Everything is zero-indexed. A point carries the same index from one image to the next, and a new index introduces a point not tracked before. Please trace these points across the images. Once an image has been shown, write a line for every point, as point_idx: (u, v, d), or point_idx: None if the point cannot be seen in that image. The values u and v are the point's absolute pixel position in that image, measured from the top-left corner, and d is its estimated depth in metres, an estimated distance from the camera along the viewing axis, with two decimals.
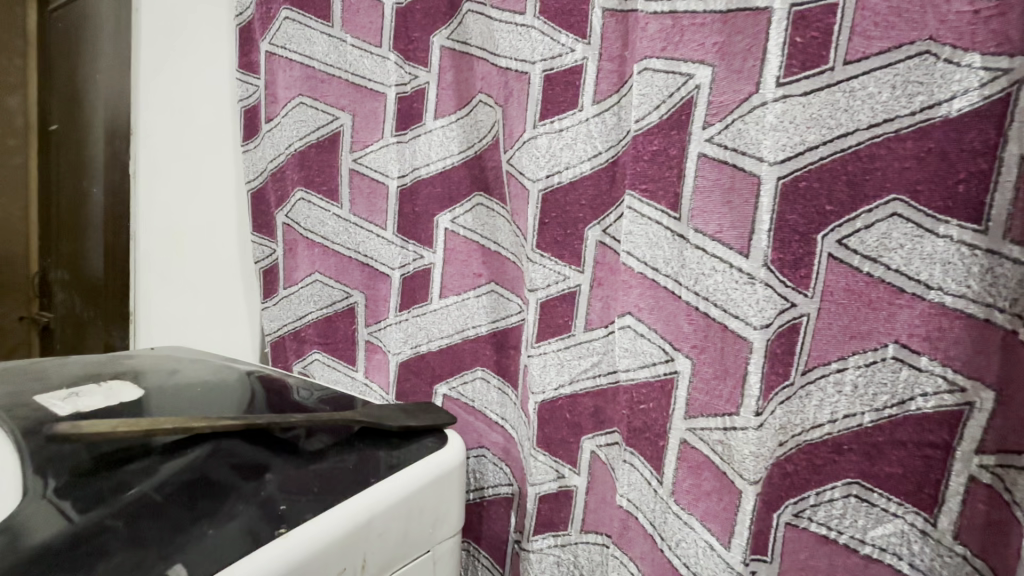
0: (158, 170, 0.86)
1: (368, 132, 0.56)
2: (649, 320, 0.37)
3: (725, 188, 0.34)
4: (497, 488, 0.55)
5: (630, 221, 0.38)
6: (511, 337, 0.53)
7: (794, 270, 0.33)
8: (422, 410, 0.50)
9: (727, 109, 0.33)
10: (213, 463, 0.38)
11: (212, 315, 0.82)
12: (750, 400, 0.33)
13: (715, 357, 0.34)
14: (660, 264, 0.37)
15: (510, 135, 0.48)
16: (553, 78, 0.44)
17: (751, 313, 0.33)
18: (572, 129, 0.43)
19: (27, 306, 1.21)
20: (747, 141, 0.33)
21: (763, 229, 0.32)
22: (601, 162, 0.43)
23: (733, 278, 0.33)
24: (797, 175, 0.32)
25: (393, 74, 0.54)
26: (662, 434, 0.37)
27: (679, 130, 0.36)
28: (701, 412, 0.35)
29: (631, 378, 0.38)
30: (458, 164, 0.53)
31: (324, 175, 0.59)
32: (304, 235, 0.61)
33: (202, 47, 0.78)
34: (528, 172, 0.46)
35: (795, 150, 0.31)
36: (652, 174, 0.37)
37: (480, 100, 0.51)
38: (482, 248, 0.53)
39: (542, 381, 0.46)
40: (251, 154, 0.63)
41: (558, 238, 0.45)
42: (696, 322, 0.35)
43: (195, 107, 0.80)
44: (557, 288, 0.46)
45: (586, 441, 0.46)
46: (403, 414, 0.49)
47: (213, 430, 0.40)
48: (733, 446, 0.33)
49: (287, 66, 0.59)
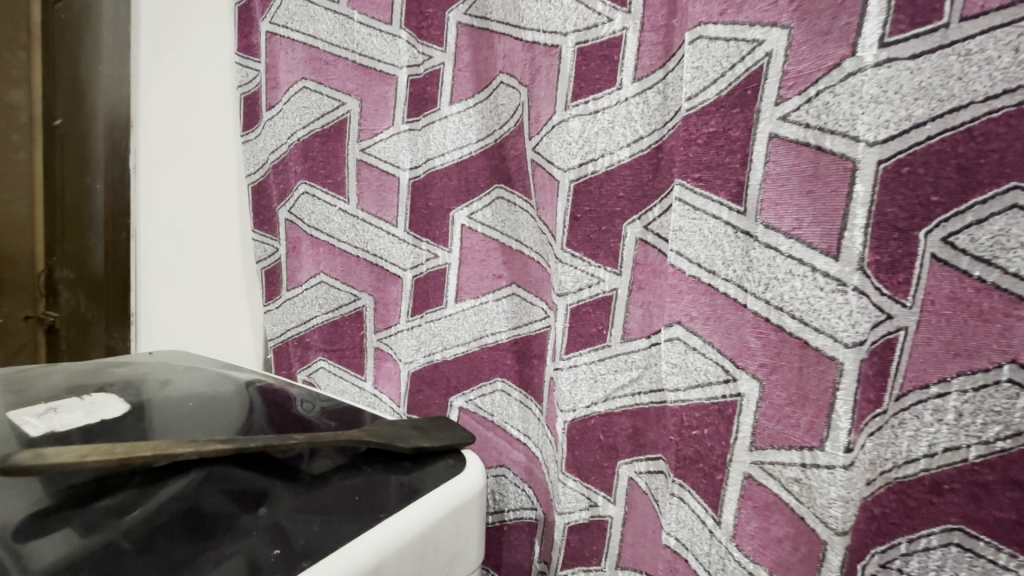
0: (158, 164, 0.82)
1: (377, 119, 0.51)
2: (704, 332, 0.31)
3: (804, 174, 0.28)
4: (519, 512, 0.50)
5: (679, 215, 0.32)
6: (534, 346, 0.48)
7: (891, 275, 0.27)
8: (437, 427, 0.45)
9: (806, 78, 0.27)
10: (205, 492, 0.34)
11: (213, 317, 0.78)
12: (839, 434, 0.27)
13: (789, 379, 0.29)
14: (718, 266, 0.31)
15: (538, 119, 0.42)
16: (587, 52, 0.38)
17: (841, 327, 0.27)
18: (609, 110, 0.38)
19: (33, 305, 1.17)
20: (836, 117, 0.26)
21: (855, 225, 0.26)
22: (643, 147, 0.37)
23: (816, 283, 0.27)
24: (901, 158, 0.25)
25: (404, 54, 0.49)
26: (719, 467, 0.31)
27: (742, 107, 0.30)
28: (771, 442, 0.29)
29: (679, 400, 0.32)
30: (477, 154, 0.48)
31: (329, 166, 0.54)
32: (308, 232, 0.56)
33: (200, 33, 0.73)
34: (558, 160, 0.40)
35: (900, 127, 0.25)
36: (708, 160, 0.31)
37: (501, 81, 0.46)
38: (503, 247, 0.48)
39: (572, 398, 0.41)
40: (250, 144, 0.58)
41: (592, 235, 0.40)
42: (765, 336, 0.29)
43: (194, 98, 0.75)
44: (590, 292, 0.40)
45: (623, 467, 0.40)
46: (416, 432, 0.44)
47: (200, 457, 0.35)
48: (812, 486, 0.28)
49: (289, 48, 0.54)
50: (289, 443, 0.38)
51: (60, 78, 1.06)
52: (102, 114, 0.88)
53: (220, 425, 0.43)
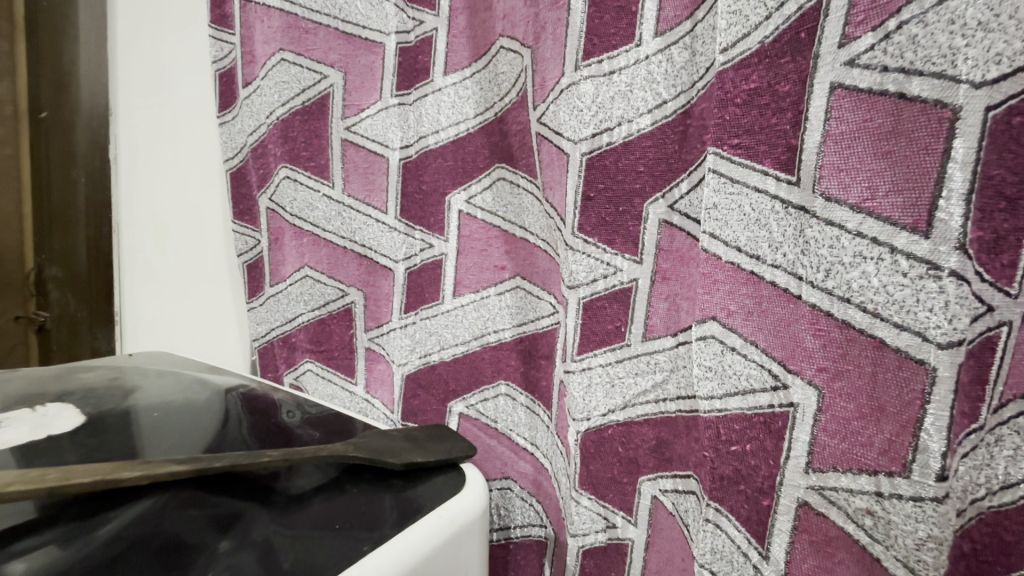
0: (139, 153, 0.77)
1: (363, 93, 0.46)
2: (745, 329, 0.26)
3: (879, 131, 0.22)
4: (526, 530, 0.45)
5: (713, 189, 0.26)
6: (541, 345, 0.43)
7: (993, 256, 0.21)
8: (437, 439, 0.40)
9: (882, 10, 0.21)
10: (170, 518, 0.30)
11: (198, 315, 0.73)
12: (930, 458, 0.21)
13: (858, 387, 0.23)
14: (763, 250, 0.25)
15: (543, 85, 0.37)
16: (600, 2, 0.33)
17: (932, 323, 0.21)
18: (627, 70, 0.32)
19: (24, 305, 1.12)
20: (927, 53, 0.20)
21: (953, 190, 0.20)
22: (666, 114, 0.32)
23: (896, 268, 0.22)
24: (1012, 104, 0.20)
25: (392, 19, 0.43)
26: (766, 491, 0.26)
27: (794, 55, 0.24)
28: (833, 464, 0.24)
29: (714, 409, 0.27)
30: (475, 130, 0.42)
31: (312, 148, 0.49)
32: (291, 222, 0.51)
33: (175, 10, 0.68)
34: (568, 131, 0.34)
35: (1015, 63, 0.19)
36: (748, 123, 0.26)
37: (501, 46, 0.40)
38: (505, 234, 0.43)
39: (586, 406, 0.35)
40: (227, 126, 0.53)
41: (607, 217, 0.34)
42: (825, 335, 0.24)
43: (172, 80, 0.70)
44: (605, 284, 0.35)
45: (646, 484, 0.35)
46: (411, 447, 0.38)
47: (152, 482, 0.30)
48: (890, 522, 0.22)
49: (264, 16, 0.49)
50: (259, 462, 0.33)
51: (44, 67, 0.99)
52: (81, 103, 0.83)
53: (194, 437, 0.38)
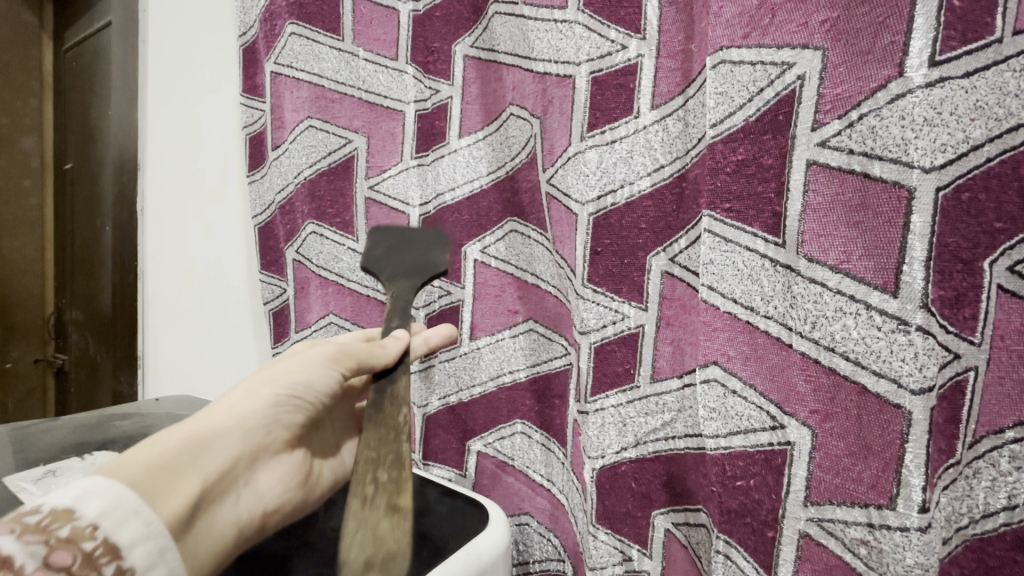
0: (164, 204, 0.81)
1: (385, 155, 0.50)
2: (744, 373, 0.29)
3: (849, 204, 0.26)
4: (545, 564, 0.47)
5: (709, 248, 0.30)
6: (554, 385, 0.45)
7: (956, 310, 0.24)
8: (375, 239, 0.41)
9: (846, 102, 0.25)
10: (293, 558, 0.35)
11: (222, 359, 0.76)
12: (912, 492, 0.24)
13: (846, 427, 0.26)
14: (756, 302, 0.28)
15: (551, 151, 0.41)
16: (602, 81, 0.37)
17: (905, 371, 0.24)
18: (627, 139, 0.36)
19: (43, 348, 1.15)
20: (884, 141, 0.24)
21: (914, 258, 0.24)
22: (663, 177, 0.36)
23: (872, 322, 0.25)
24: (959, 183, 0.23)
25: (411, 89, 0.48)
26: (771, 523, 0.28)
27: (774, 133, 0.28)
28: (829, 497, 0.26)
29: (720, 447, 0.30)
30: (488, 187, 0.46)
31: (337, 206, 0.52)
32: (316, 272, 0.55)
33: (205, 73, 0.73)
34: (576, 193, 0.38)
35: (958, 151, 0.23)
36: (738, 190, 0.29)
37: (511, 113, 0.44)
38: (518, 281, 0.46)
39: (600, 444, 0.38)
40: (258, 185, 0.58)
41: (614, 269, 0.37)
42: (815, 380, 0.27)
43: (201, 138, 0.75)
44: (614, 330, 0.38)
45: (659, 518, 0.38)
46: (421, 266, 0.40)
47: (307, 374, 0.34)
48: (883, 550, 0.25)
49: (293, 87, 0.53)
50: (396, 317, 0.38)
51: (69, 121, 1.04)
52: (113, 158, 0.88)
53: None
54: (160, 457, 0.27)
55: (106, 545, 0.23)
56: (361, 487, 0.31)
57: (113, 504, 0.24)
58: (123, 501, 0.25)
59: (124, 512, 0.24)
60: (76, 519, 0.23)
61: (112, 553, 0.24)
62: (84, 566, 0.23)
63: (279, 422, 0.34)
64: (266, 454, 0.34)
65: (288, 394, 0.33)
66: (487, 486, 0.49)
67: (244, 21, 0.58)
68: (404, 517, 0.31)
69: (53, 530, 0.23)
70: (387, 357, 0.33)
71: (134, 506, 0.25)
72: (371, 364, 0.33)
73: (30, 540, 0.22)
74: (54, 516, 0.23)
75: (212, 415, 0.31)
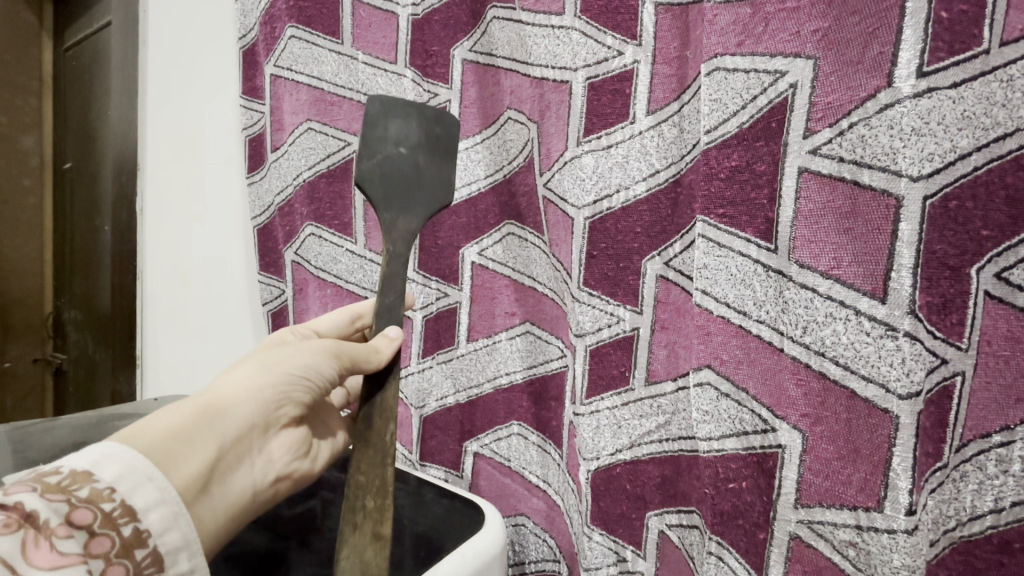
0: (164, 204, 0.81)
1: None
2: (736, 377, 0.29)
3: (840, 211, 0.26)
4: (541, 564, 0.47)
5: (702, 252, 0.30)
6: (550, 387, 0.46)
7: (943, 316, 0.25)
8: (366, 152, 0.33)
9: (836, 110, 0.26)
10: (288, 554, 0.35)
11: (221, 358, 0.76)
12: (899, 495, 0.24)
13: (836, 431, 0.26)
14: (749, 307, 0.29)
15: (548, 155, 0.41)
16: (598, 86, 0.37)
17: (893, 376, 0.24)
18: (623, 144, 0.37)
19: (42, 347, 1.15)
20: (874, 150, 0.25)
21: (902, 265, 0.24)
22: (658, 182, 0.36)
23: (861, 328, 0.25)
24: (946, 192, 0.24)
25: (410, 92, 0.48)
26: (762, 525, 0.29)
27: (767, 140, 0.28)
28: (819, 499, 0.27)
29: (712, 449, 0.30)
30: (486, 190, 0.46)
31: (336, 207, 0.53)
32: (315, 274, 0.55)
33: (206, 73, 0.73)
34: (572, 197, 0.39)
35: (945, 160, 0.24)
36: (731, 196, 0.29)
37: (509, 117, 0.45)
38: (515, 283, 0.47)
39: (595, 446, 0.39)
40: (258, 186, 0.59)
41: (609, 273, 0.38)
42: (805, 384, 0.27)
43: (201, 138, 0.75)
44: (609, 333, 0.38)
45: (653, 519, 0.38)
46: (414, 196, 0.35)
47: (313, 358, 0.32)
48: (870, 552, 0.25)
49: (293, 90, 0.54)
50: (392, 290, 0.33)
51: (68, 120, 1.05)
52: (113, 158, 0.89)
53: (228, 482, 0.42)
54: (174, 427, 0.26)
55: (124, 507, 0.23)
56: (350, 514, 0.30)
57: (129, 468, 0.24)
58: (138, 468, 0.24)
59: (139, 476, 0.24)
60: (95, 481, 0.23)
61: (129, 516, 0.23)
62: (103, 525, 0.22)
63: (291, 403, 0.31)
64: (277, 432, 0.32)
65: (301, 373, 0.31)
66: (484, 487, 0.49)
67: (244, 24, 0.58)
68: (386, 545, 0.31)
69: (72, 490, 0.22)
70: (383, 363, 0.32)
71: (149, 471, 0.24)
72: (366, 366, 0.32)
73: (53, 498, 0.22)
74: (74, 476, 0.23)
75: (224, 387, 0.29)
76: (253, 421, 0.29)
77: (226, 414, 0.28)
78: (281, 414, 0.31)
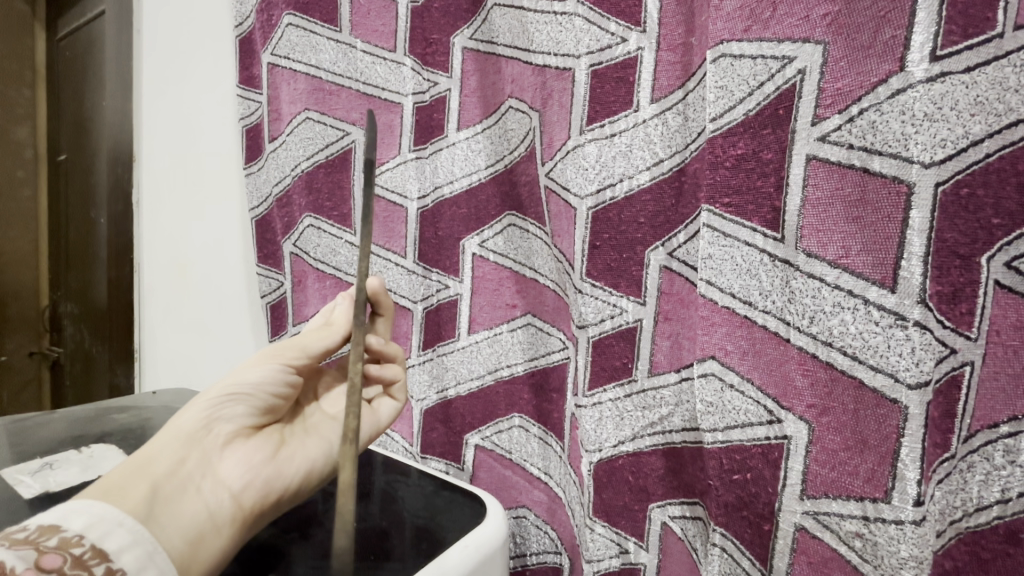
0: (159, 196, 0.80)
1: (383, 148, 0.50)
2: (741, 367, 0.29)
3: (849, 200, 0.26)
4: (542, 557, 0.47)
5: (708, 242, 0.30)
6: (552, 379, 0.45)
7: (953, 305, 0.24)
8: None
9: (847, 96, 0.25)
10: (288, 549, 0.35)
11: (220, 351, 0.76)
12: (907, 485, 0.24)
13: (843, 422, 0.26)
14: (754, 297, 0.29)
15: (550, 144, 0.41)
16: (601, 74, 0.37)
17: (902, 366, 0.24)
18: (626, 133, 0.36)
19: (38, 341, 1.14)
20: (885, 137, 0.24)
21: (912, 254, 0.24)
22: (662, 171, 0.35)
23: (870, 317, 0.25)
24: (958, 179, 0.24)
25: (409, 81, 0.47)
26: (767, 516, 0.28)
27: (774, 128, 0.28)
28: (825, 491, 0.27)
29: (717, 441, 0.30)
30: (486, 181, 0.46)
31: (335, 198, 0.52)
32: (314, 266, 0.54)
33: (200, 63, 0.72)
34: (575, 187, 0.38)
35: (958, 146, 0.23)
36: (737, 184, 0.29)
37: (510, 106, 0.44)
38: (516, 275, 0.46)
39: (598, 437, 0.38)
40: (255, 177, 0.58)
41: (613, 263, 0.37)
42: (812, 374, 0.27)
43: (196, 129, 0.74)
44: (612, 324, 0.38)
45: (655, 511, 0.38)
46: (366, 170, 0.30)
47: (236, 376, 0.35)
48: (877, 543, 0.25)
49: (290, 79, 0.53)
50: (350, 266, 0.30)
51: (62, 111, 1.03)
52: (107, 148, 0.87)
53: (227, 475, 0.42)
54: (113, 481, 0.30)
55: (94, 549, 0.26)
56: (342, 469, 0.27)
57: (93, 519, 0.27)
58: (96, 516, 0.27)
59: (106, 525, 0.27)
60: (62, 531, 0.26)
61: (101, 557, 0.26)
62: (75, 567, 0.25)
63: (226, 418, 0.34)
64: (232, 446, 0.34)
65: (223, 390, 0.34)
66: (485, 479, 0.49)
67: (240, 12, 0.57)
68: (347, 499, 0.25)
69: (41, 541, 0.25)
70: (336, 337, 0.36)
71: (117, 519, 0.27)
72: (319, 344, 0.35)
73: (22, 547, 0.24)
74: (41, 531, 0.26)
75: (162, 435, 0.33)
76: (186, 444, 0.32)
77: (162, 456, 0.32)
78: (220, 430, 0.34)
